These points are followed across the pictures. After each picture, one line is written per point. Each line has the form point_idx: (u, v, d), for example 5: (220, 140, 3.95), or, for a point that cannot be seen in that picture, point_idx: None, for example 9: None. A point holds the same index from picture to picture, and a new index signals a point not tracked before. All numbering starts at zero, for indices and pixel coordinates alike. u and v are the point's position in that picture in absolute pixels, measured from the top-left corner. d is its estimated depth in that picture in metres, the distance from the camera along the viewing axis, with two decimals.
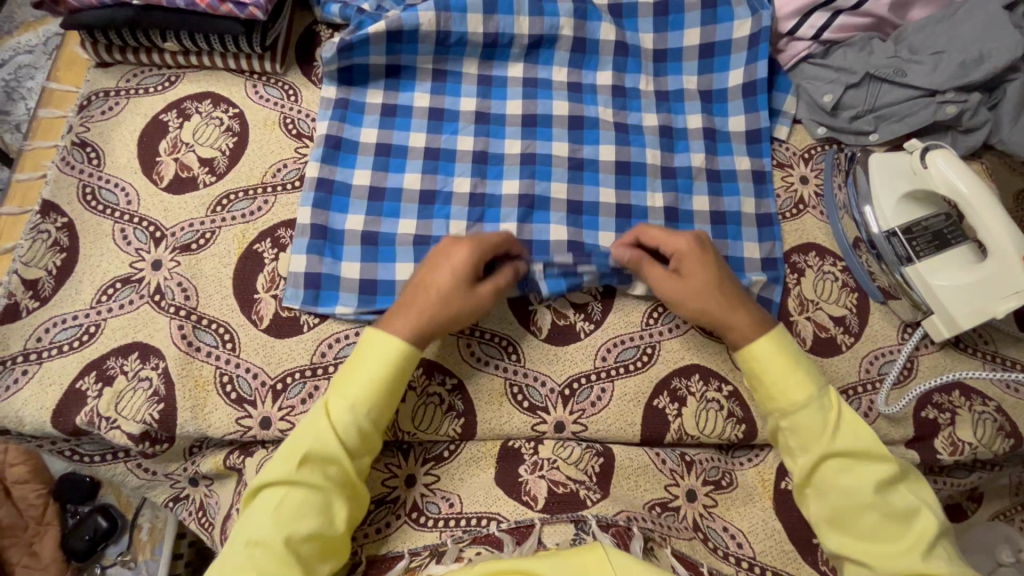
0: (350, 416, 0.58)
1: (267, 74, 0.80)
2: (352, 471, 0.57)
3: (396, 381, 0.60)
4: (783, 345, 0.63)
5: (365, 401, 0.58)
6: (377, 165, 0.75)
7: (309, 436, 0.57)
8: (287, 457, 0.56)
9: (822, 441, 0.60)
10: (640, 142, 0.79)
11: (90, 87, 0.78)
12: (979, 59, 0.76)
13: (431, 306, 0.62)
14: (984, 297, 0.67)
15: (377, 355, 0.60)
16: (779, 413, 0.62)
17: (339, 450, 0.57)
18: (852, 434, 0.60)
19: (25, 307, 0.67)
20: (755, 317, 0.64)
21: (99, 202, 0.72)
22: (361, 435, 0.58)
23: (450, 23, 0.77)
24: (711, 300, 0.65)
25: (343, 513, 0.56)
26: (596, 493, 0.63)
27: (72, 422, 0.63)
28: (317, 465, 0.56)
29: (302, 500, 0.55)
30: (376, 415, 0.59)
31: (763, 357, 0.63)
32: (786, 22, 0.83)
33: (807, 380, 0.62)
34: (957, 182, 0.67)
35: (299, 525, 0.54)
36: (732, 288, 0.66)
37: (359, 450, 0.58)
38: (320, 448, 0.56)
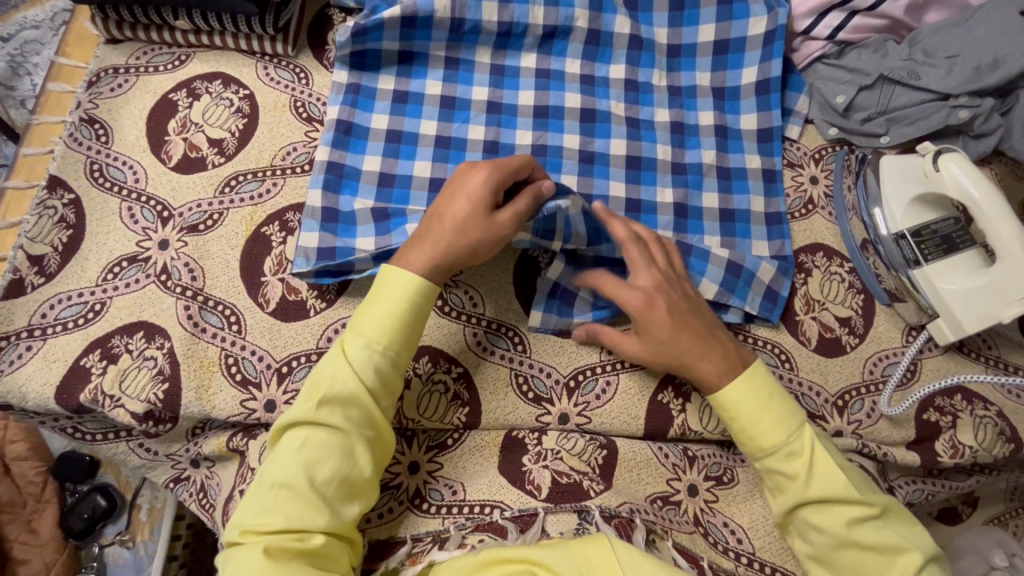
0: (368, 354, 0.57)
1: (279, 56, 0.80)
2: (374, 411, 0.57)
3: (413, 320, 0.60)
4: (754, 388, 0.62)
5: (383, 341, 0.58)
6: (388, 151, 0.74)
7: (326, 375, 0.57)
8: (307, 397, 0.56)
9: (795, 488, 0.59)
10: (651, 138, 0.79)
11: (99, 64, 0.77)
12: (993, 64, 0.76)
13: (445, 237, 0.61)
14: (990, 302, 0.68)
15: (392, 291, 0.59)
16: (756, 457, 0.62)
17: (359, 390, 0.56)
18: (826, 480, 0.59)
19: (30, 283, 0.66)
20: (721, 364, 0.62)
21: (106, 179, 0.72)
22: (379, 374, 0.58)
23: (465, 11, 0.76)
24: (674, 361, 0.63)
25: (367, 453, 0.57)
26: (599, 484, 0.64)
27: (76, 399, 0.63)
28: (337, 406, 0.56)
29: (326, 441, 0.55)
30: (394, 354, 0.59)
31: (735, 406, 0.62)
32: (802, 21, 0.83)
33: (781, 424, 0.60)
34: (969, 186, 0.67)
35: (323, 466, 0.54)
36: (693, 336, 0.63)
37: (379, 390, 0.58)
38: (340, 389, 0.56)
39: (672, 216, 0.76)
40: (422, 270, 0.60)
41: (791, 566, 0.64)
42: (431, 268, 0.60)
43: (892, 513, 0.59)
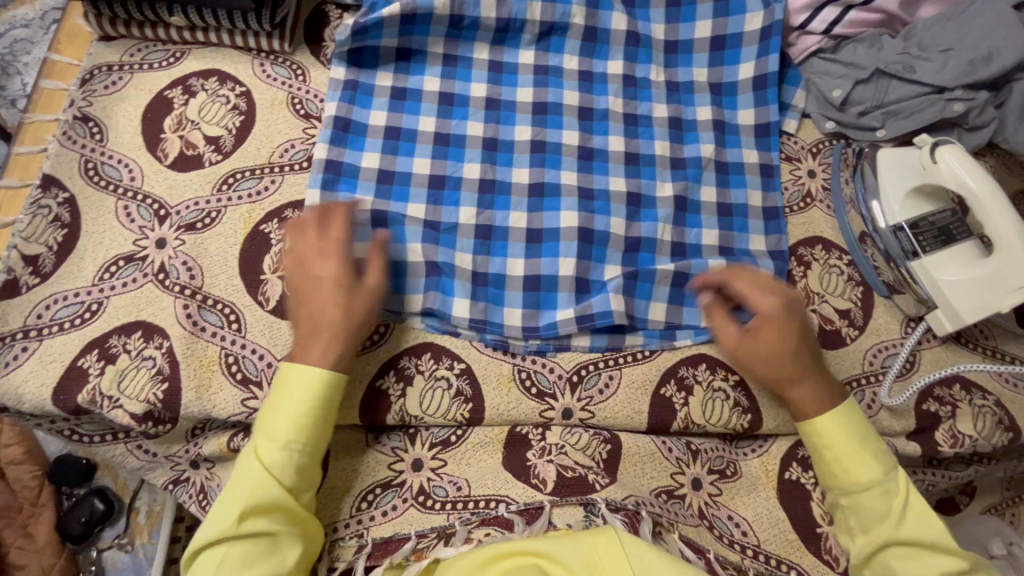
0: (287, 455, 0.57)
1: (275, 53, 0.79)
2: (297, 510, 0.57)
3: (326, 411, 0.60)
4: (853, 422, 0.63)
5: (297, 439, 0.58)
6: (386, 148, 0.74)
7: (243, 486, 0.56)
8: (224, 513, 0.55)
9: (886, 526, 0.59)
10: (649, 133, 0.79)
11: (93, 61, 0.76)
12: (987, 57, 0.77)
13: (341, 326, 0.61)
14: (989, 291, 0.68)
15: (300, 388, 0.59)
16: (841, 491, 0.62)
17: (281, 491, 0.56)
18: (919, 524, 0.59)
19: (25, 283, 0.65)
20: (820, 390, 0.64)
21: (102, 177, 0.71)
22: (299, 471, 0.58)
23: (464, 7, 0.76)
24: (784, 365, 0.64)
25: (296, 551, 0.56)
26: (604, 477, 0.64)
27: (73, 400, 0.62)
28: (257, 512, 0.55)
29: (249, 547, 0.54)
30: (312, 449, 0.59)
31: (829, 434, 0.63)
32: (798, 16, 0.84)
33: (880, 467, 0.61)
34: (966, 178, 0.67)
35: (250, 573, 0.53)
36: (808, 355, 0.65)
37: (302, 486, 0.58)
38: (260, 495, 0.55)
39: (673, 209, 0.76)
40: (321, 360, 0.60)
41: (796, 557, 0.65)
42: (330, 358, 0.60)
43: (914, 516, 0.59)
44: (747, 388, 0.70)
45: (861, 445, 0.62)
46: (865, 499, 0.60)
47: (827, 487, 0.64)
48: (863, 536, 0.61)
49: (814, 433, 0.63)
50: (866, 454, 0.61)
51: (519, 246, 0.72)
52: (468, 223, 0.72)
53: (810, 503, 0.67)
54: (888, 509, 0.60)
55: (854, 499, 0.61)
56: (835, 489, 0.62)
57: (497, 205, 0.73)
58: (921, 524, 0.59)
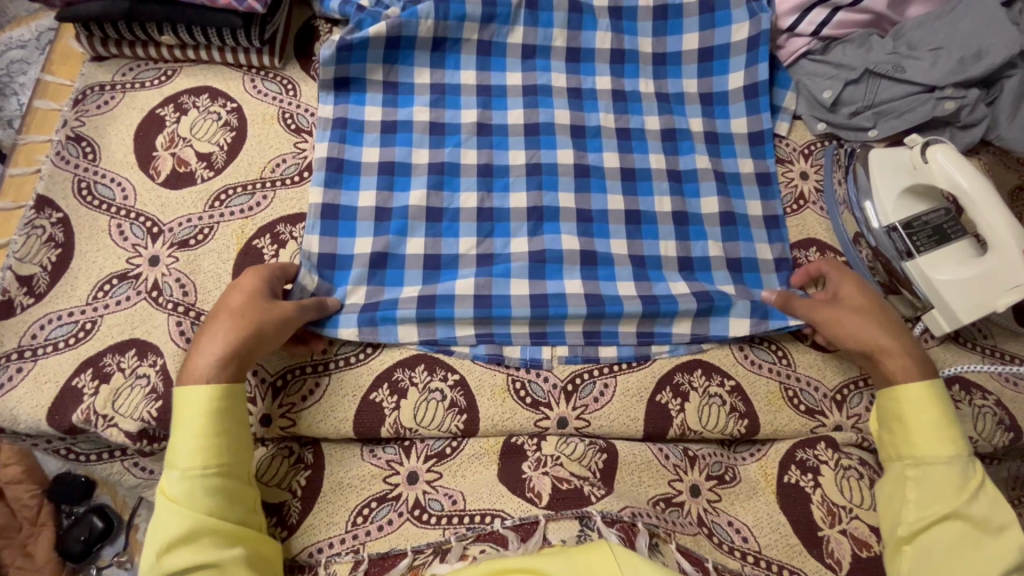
0: (189, 483, 0.54)
1: (265, 69, 0.80)
2: (225, 530, 0.54)
3: (225, 427, 0.57)
4: (941, 398, 0.61)
5: (201, 463, 0.54)
6: (381, 184, 0.75)
7: (159, 524, 0.53)
8: (147, 551, 0.53)
9: (958, 498, 0.57)
10: (643, 148, 0.80)
11: (85, 81, 0.77)
12: (978, 55, 0.77)
13: (238, 340, 0.59)
14: (985, 291, 0.67)
15: (190, 411, 0.56)
16: (911, 460, 0.60)
17: (203, 518, 0.53)
18: (991, 506, 0.57)
19: (20, 304, 0.66)
20: (912, 358, 0.64)
21: (94, 197, 0.71)
22: (217, 491, 0.55)
23: (446, 30, 0.80)
24: (866, 323, 0.66)
25: (241, 570, 0.53)
26: (600, 488, 0.63)
27: (68, 420, 0.62)
28: (181, 546, 0.52)
29: None
30: (222, 469, 0.55)
31: (914, 400, 0.61)
32: (786, 19, 0.84)
33: (956, 443, 0.59)
34: (957, 176, 0.67)
35: None
36: (894, 323, 0.66)
37: (223, 505, 0.55)
38: (180, 530, 0.52)
39: (673, 226, 0.77)
40: (208, 376, 0.57)
41: (799, 564, 0.63)
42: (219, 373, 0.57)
43: (976, 514, 0.57)
44: (743, 393, 0.70)
45: (943, 419, 0.60)
46: (936, 472, 0.59)
47: (897, 457, 0.62)
48: (921, 510, 0.58)
49: (898, 403, 0.62)
50: (947, 428, 0.60)
51: (523, 268, 0.72)
52: (469, 253, 0.73)
53: (811, 509, 0.66)
54: (962, 486, 0.58)
55: (923, 471, 0.59)
56: (907, 458, 0.61)
57: (496, 233, 0.74)
58: (991, 506, 0.57)
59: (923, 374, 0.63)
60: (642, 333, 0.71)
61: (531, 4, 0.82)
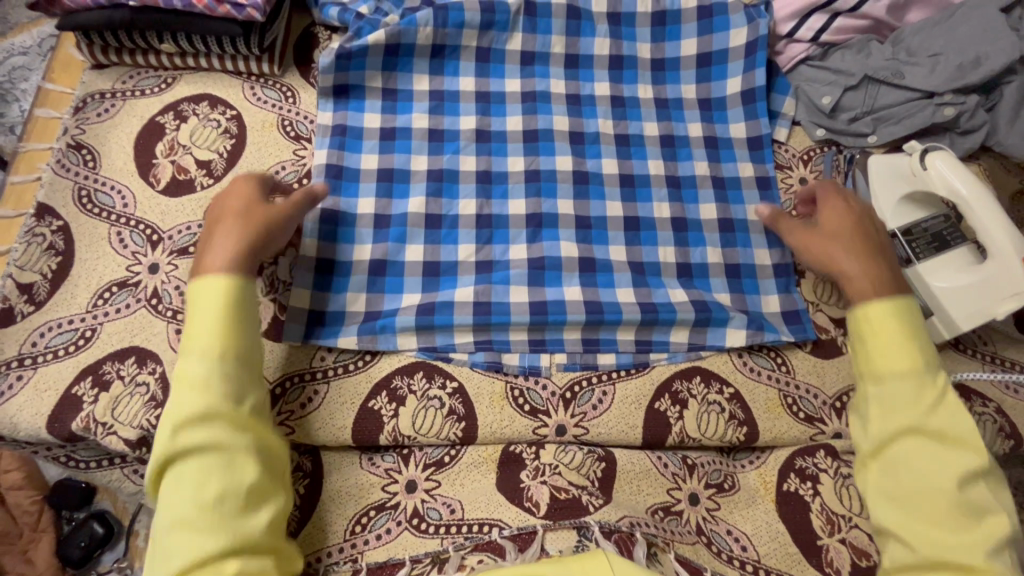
0: (209, 365, 0.55)
1: (265, 76, 0.80)
2: (240, 420, 0.54)
3: (240, 322, 0.58)
4: (908, 316, 0.60)
5: (219, 350, 0.56)
6: (380, 191, 0.75)
7: (176, 407, 0.54)
8: (164, 424, 0.54)
9: (917, 413, 0.56)
10: (641, 154, 0.80)
11: (85, 89, 0.77)
12: (976, 61, 0.77)
13: (246, 233, 0.61)
14: (984, 298, 0.66)
15: (207, 299, 0.57)
16: (872, 378, 0.59)
17: (217, 404, 0.54)
18: (953, 418, 0.56)
19: (20, 312, 0.66)
20: (879, 279, 0.63)
21: (94, 205, 0.71)
22: (231, 380, 0.55)
23: (445, 38, 0.80)
24: (834, 248, 0.66)
25: (251, 458, 0.54)
26: (598, 498, 0.63)
27: (68, 428, 0.62)
28: (194, 427, 0.53)
29: (200, 466, 0.52)
30: (235, 361, 0.56)
31: (878, 319, 0.60)
32: (785, 24, 0.84)
33: (915, 357, 0.58)
34: (957, 183, 0.67)
35: (207, 487, 0.51)
36: (868, 245, 0.66)
37: (237, 393, 0.55)
38: (196, 411, 0.53)
39: (672, 232, 0.77)
40: (218, 266, 0.59)
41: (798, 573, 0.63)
42: (229, 263, 0.59)
43: (936, 430, 0.55)
44: (742, 400, 0.70)
45: (907, 336, 0.59)
46: (898, 387, 0.57)
47: (860, 377, 0.60)
48: (881, 427, 0.57)
49: (863, 325, 0.61)
50: (911, 344, 0.58)
51: (521, 275, 0.72)
52: (467, 260, 0.73)
53: (810, 517, 0.66)
54: (922, 400, 0.56)
55: (884, 388, 0.58)
56: (868, 378, 0.59)
57: (495, 239, 0.74)
58: (953, 418, 0.56)
59: (885, 294, 0.61)
60: (639, 341, 0.71)
61: (529, 10, 0.82)
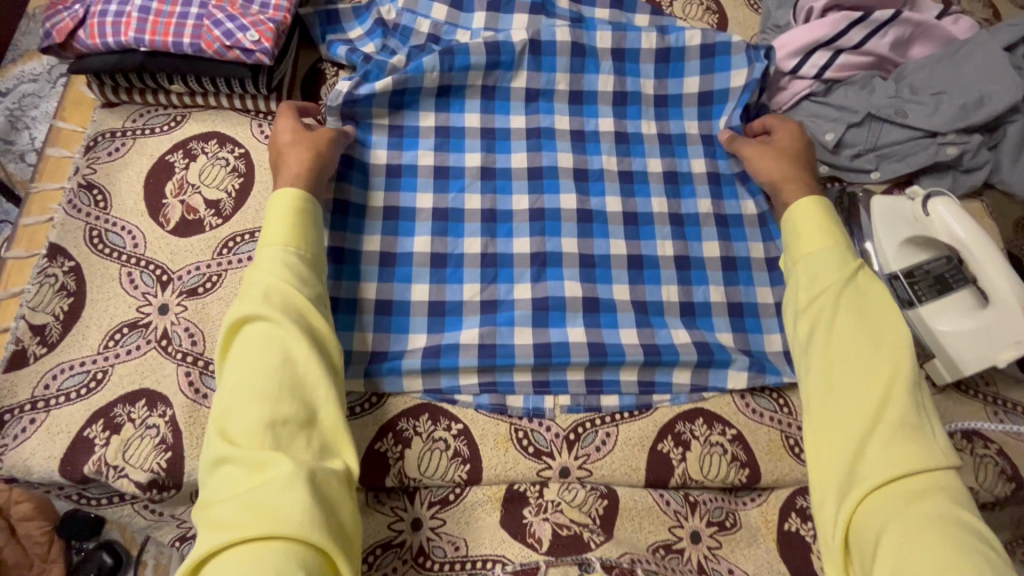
0: (276, 256, 0.62)
1: (272, 114, 0.81)
2: (301, 301, 0.61)
3: (304, 226, 0.65)
4: (825, 211, 0.70)
5: (287, 240, 0.63)
6: (386, 229, 0.76)
7: (252, 276, 0.62)
8: (237, 303, 0.61)
9: (836, 282, 0.65)
10: (645, 191, 0.81)
11: (96, 128, 0.78)
12: (979, 101, 0.77)
13: (309, 155, 0.70)
14: (986, 343, 0.67)
15: (277, 207, 0.65)
16: (801, 260, 0.69)
17: (280, 284, 0.61)
18: (868, 282, 0.65)
19: (33, 354, 0.67)
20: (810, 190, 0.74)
21: (105, 245, 0.72)
22: (291, 267, 0.62)
23: (451, 78, 0.81)
24: (782, 158, 0.76)
25: (303, 332, 0.59)
26: (599, 535, 0.65)
27: (80, 471, 0.63)
28: (261, 300, 0.60)
29: (265, 339, 0.58)
30: (298, 253, 0.63)
31: (801, 216, 0.70)
32: (788, 62, 0.85)
33: (834, 238, 0.68)
34: (958, 229, 0.68)
35: (271, 357, 0.57)
36: (809, 165, 0.76)
37: (300, 279, 0.62)
38: (266, 285, 0.60)
39: (675, 270, 0.77)
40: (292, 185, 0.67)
41: None
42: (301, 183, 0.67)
43: (853, 289, 0.65)
44: (744, 441, 0.70)
45: (827, 226, 0.69)
46: (821, 261, 0.67)
47: (791, 261, 0.70)
48: (809, 303, 0.66)
49: (794, 221, 0.71)
50: (828, 231, 0.69)
51: (526, 316, 0.73)
52: (473, 299, 0.74)
53: (811, 558, 0.66)
54: (839, 269, 0.66)
55: (813, 262, 0.67)
56: (797, 259, 0.69)
57: (500, 278, 0.75)
58: (870, 283, 0.65)
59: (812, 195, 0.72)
60: (642, 382, 0.72)
61: (534, 49, 0.83)
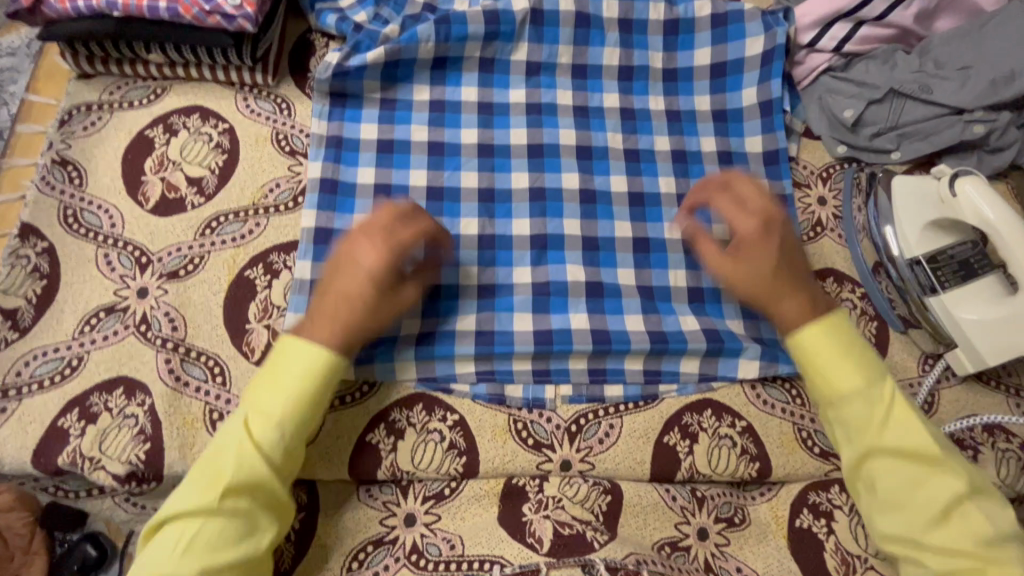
0: (276, 431, 0.55)
1: (259, 87, 0.76)
2: (279, 490, 0.55)
3: (319, 398, 0.57)
4: (838, 335, 0.61)
5: (289, 416, 0.55)
6: (377, 208, 0.72)
7: (228, 450, 0.54)
8: (208, 484, 0.52)
9: (870, 432, 0.58)
10: (652, 170, 0.77)
11: (71, 101, 0.74)
12: (1009, 76, 0.72)
13: (367, 320, 0.59)
14: (1011, 332, 0.64)
15: (293, 363, 0.57)
16: (828, 404, 0.61)
17: (266, 470, 0.54)
18: (906, 430, 0.58)
19: (4, 339, 0.63)
20: (806, 304, 0.62)
21: (81, 224, 0.68)
22: (287, 446, 0.56)
23: (448, 49, 0.77)
24: (761, 287, 0.62)
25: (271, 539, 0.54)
26: (603, 535, 0.61)
27: (54, 463, 0.59)
28: (238, 493, 0.53)
29: (222, 530, 0.51)
30: (299, 433, 0.56)
31: (814, 342, 0.61)
32: (806, 33, 0.80)
33: (860, 370, 0.59)
34: (987, 213, 0.64)
35: (226, 551, 0.51)
36: (788, 272, 0.63)
37: (284, 463, 0.56)
38: (243, 465, 0.53)
39: (683, 254, 0.73)
40: (324, 339, 0.57)
41: None
42: (329, 337, 0.57)
43: (892, 444, 0.57)
44: (755, 434, 0.67)
45: (857, 360, 0.60)
46: (853, 409, 0.59)
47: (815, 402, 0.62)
48: (849, 446, 0.59)
49: (801, 352, 0.61)
50: (843, 376, 0.59)
51: (526, 301, 0.69)
52: (469, 284, 0.70)
53: (824, 557, 0.63)
54: (872, 416, 0.58)
55: (841, 411, 0.60)
56: (821, 403, 0.61)
57: (498, 261, 0.71)
58: (904, 427, 0.58)
59: (812, 317, 0.62)
60: (647, 371, 0.68)
61: (536, 19, 0.78)
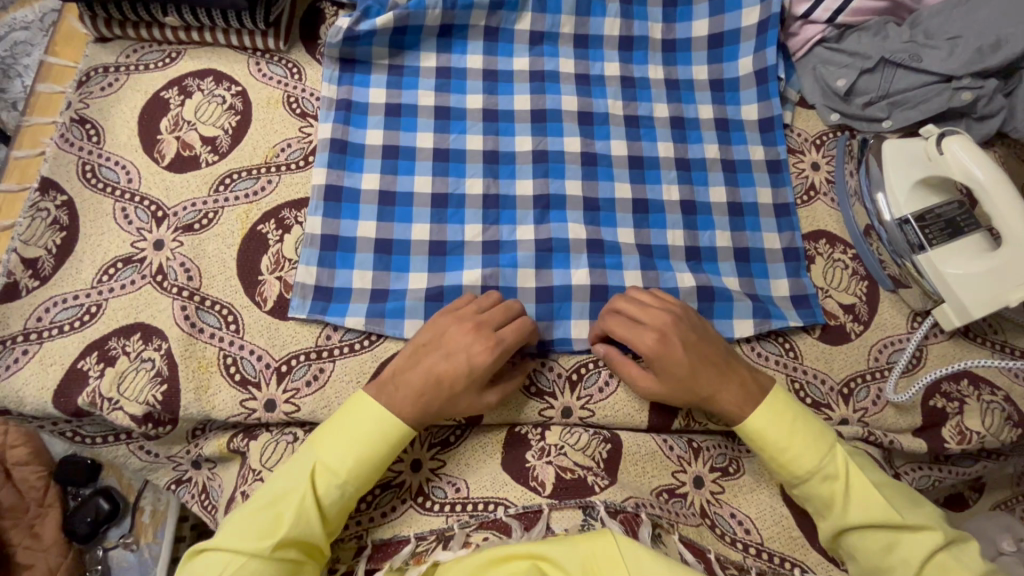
0: (342, 493, 0.56)
1: (270, 52, 0.79)
2: (324, 546, 0.56)
3: (381, 465, 0.58)
4: (784, 412, 0.62)
5: (354, 478, 0.57)
6: (385, 168, 0.74)
7: (292, 497, 0.55)
8: (267, 529, 0.54)
9: (834, 513, 0.59)
10: (652, 135, 0.79)
11: (89, 63, 0.76)
12: (996, 45, 0.75)
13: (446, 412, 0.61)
14: (996, 286, 0.66)
15: (364, 420, 0.58)
16: (790, 483, 0.62)
17: (321, 524, 0.55)
18: (865, 504, 0.58)
19: (25, 286, 0.66)
20: (741, 391, 0.63)
21: (99, 179, 0.71)
22: (345, 509, 0.57)
23: (454, 17, 0.79)
24: (695, 392, 0.63)
25: None
26: (603, 479, 0.63)
27: (73, 403, 0.62)
28: (290, 544, 0.54)
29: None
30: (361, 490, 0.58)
31: (763, 427, 0.61)
32: (801, 5, 0.83)
33: (816, 445, 0.60)
34: (973, 168, 0.66)
35: None
36: (711, 353, 0.64)
37: (337, 516, 0.57)
38: (302, 513, 0.54)
39: (681, 215, 0.76)
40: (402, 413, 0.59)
41: (805, 558, 0.64)
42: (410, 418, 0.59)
43: (858, 519, 0.58)
44: None
45: (810, 441, 0.60)
46: (814, 492, 0.60)
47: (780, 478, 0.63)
48: (822, 521, 0.61)
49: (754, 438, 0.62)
50: (797, 454, 0.60)
51: (530, 257, 0.72)
52: (474, 240, 0.72)
53: None
54: (832, 495, 0.59)
55: (804, 491, 0.61)
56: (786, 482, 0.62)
57: (502, 220, 0.73)
58: (867, 502, 0.58)
59: (756, 399, 0.62)
60: None
61: None
